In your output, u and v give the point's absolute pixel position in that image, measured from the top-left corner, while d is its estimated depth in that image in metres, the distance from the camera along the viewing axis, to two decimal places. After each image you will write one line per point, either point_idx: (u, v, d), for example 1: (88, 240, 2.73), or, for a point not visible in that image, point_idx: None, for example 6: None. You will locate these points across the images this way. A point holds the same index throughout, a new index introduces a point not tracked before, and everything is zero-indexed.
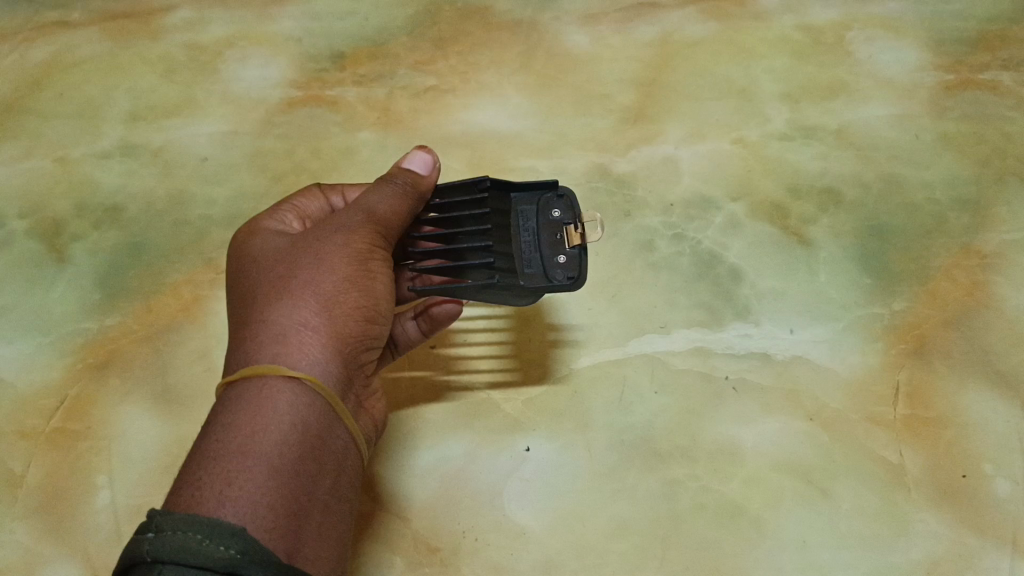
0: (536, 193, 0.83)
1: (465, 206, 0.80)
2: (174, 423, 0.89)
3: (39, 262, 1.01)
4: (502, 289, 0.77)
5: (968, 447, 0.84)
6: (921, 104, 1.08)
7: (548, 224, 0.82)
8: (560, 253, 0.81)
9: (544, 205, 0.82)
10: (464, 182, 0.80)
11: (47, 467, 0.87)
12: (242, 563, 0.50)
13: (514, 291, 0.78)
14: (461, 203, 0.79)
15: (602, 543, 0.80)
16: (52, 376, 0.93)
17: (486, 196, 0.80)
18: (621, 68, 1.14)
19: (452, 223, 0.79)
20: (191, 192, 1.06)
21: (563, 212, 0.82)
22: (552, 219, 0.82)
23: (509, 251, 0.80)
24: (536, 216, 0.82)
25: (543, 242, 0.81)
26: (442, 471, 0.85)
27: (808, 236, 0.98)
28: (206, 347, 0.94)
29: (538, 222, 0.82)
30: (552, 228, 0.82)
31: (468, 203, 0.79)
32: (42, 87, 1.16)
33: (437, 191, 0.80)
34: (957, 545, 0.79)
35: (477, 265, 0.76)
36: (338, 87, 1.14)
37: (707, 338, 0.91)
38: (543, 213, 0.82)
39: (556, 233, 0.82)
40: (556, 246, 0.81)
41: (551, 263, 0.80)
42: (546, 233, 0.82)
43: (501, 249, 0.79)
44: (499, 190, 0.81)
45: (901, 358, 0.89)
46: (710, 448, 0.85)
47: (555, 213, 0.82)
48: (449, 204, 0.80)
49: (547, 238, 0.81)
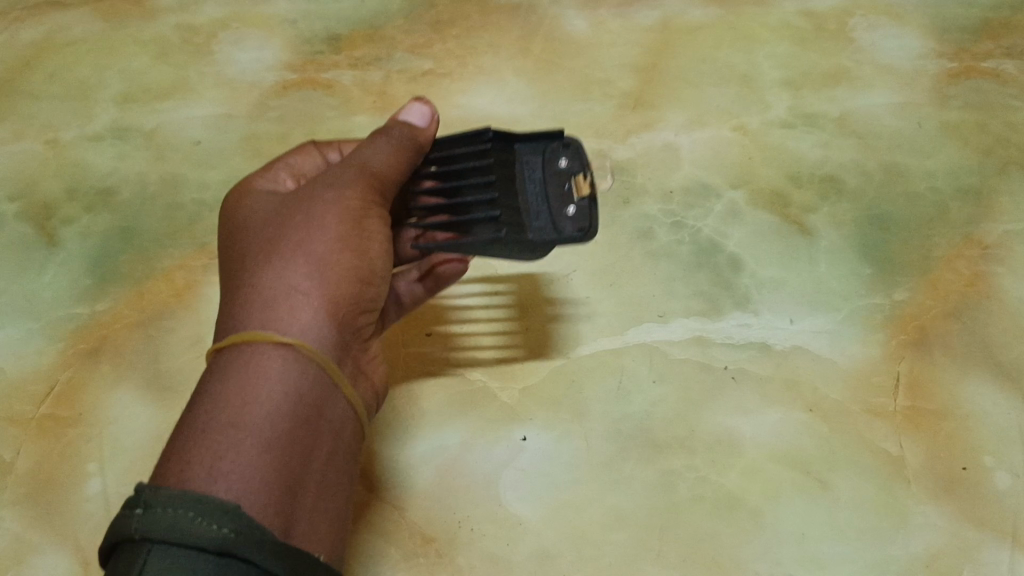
0: (540, 145, 0.79)
1: (468, 158, 0.78)
2: (166, 411, 0.88)
3: (30, 245, 1.00)
4: (509, 242, 0.72)
5: (968, 438, 0.83)
6: (923, 91, 1.07)
7: (555, 175, 0.77)
8: (568, 204, 0.76)
9: (550, 156, 0.78)
10: (467, 134, 0.78)
11: (37, 454, 0.85)
12: (237, 543, 0.50)
13: (522, 245, 0.73)
14: (464, 156, 0.78)
15: (600, 533, 0.79)
16: (43, 361, 0.91)
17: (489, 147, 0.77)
18: (620, 53, 1.13)
19: (456, 176, 0.77)
20: (184, 176, 1.05)
21: (570, 161, 0.78)
22: (559, 170, 0.78)
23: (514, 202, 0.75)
24: (542, 167, 0.78)
25: (551, 192, 0.76)
26: (438, 460, 0.83)
27: (809, 224, 0.97)
28: (199, 334, 0.92)
29: (544, 172, 0.77)
30: (559, 179, 0.77)
31: (471, 155, 0.78)
32: (33, 68, 1.15)
33: (440, 148, 0.80)
34: (957, 538, 0.78)
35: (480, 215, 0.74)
36: (334, 71, 1.13)
37: (707, 327, 0.90)
38: (549, 165, 0.78)
39: (563, 183, 0.77)
40: (564, 198, 0.76)
41: (560, 214, 0.75)
42: (553, 183, 0.77)
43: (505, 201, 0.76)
44: (503, 142, 0.78)
45: (901, 349, 0.88)
46: (708, 439, 0.84)
47: (561, 163, 0.78)
48: (450, 159, 0.78)
49: (554, 188, 0.76)
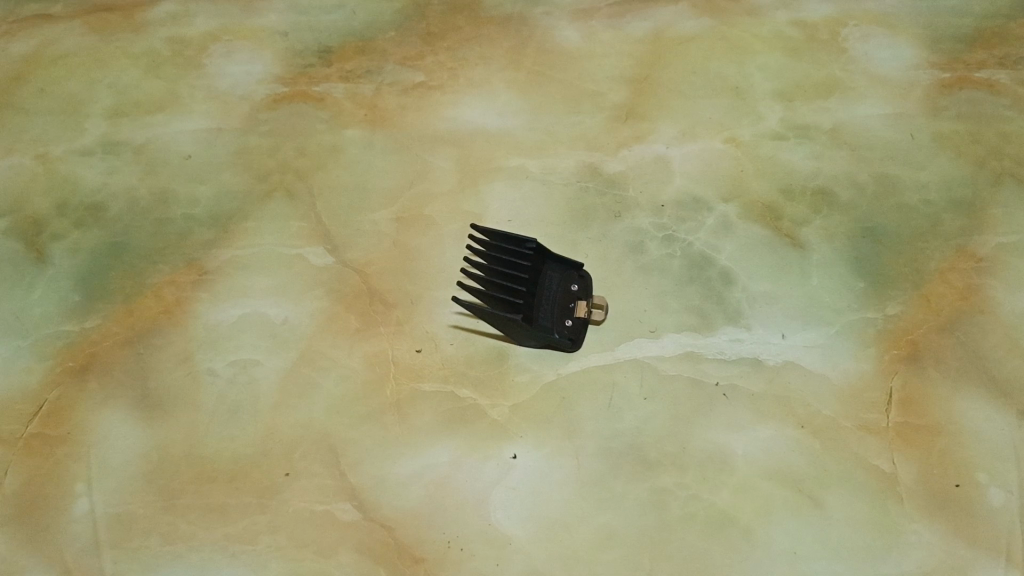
0: (563, 266, 0.93)
1: (511, 256, 0.91)
2: (155, 429, 0.87)
3: (18, 262, 0.99)
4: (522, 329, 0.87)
5: (961, 454, 0.82)
6: (916, 102, 1.07)
7: (565, 294, 0.91)
8: (568, 318, 0.90)
9: (567, 278, 0.92)
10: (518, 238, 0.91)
11: (25, 474, 0.85)
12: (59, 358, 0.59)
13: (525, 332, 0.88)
14: (510, 253, 0.91)
15: (590, 553, 0.78)
16: (31, 379, 0.90)
17: (530, 254, 0.90)
18: (612, 64, 1.13)
19: (496, 259, 0.91)
20: (174, 191, 1.04)
21: (580, 288, 0.92)
22: (570, 291, 0.92)
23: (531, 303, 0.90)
24: (558, 284, 0.92)
25: (557, 307, 0.91)
26: (427, 478, 0.82)
27: (801, 237, 0.97)
28: (188, 351, 0.91)
29: (559, 291, 0.91)
30: (567, 297, 0.91)
31: (513, 251, 0.91)
32: (24, 81, 1.15)
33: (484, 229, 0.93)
34: (951, 556, 0.77)
35: (502, 299, 0.88)
36: (325, 83, 1.13)
37: (698, 342, 0.90)
38: (564, 285, 0.92)
39: (569, 301, 0.91)
40: (566, 311, 0.90)
41: (558, 324, 0.90)
42: (560, 298, 0.91)
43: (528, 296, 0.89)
44: (539, 256, 0.91)
45: (894, 364, 0.88)
46: (699, 456, 0.83)
47: (573, 287, 0.92)
48: (496, 241, 0.92)
49: (560, 304, 0.91)
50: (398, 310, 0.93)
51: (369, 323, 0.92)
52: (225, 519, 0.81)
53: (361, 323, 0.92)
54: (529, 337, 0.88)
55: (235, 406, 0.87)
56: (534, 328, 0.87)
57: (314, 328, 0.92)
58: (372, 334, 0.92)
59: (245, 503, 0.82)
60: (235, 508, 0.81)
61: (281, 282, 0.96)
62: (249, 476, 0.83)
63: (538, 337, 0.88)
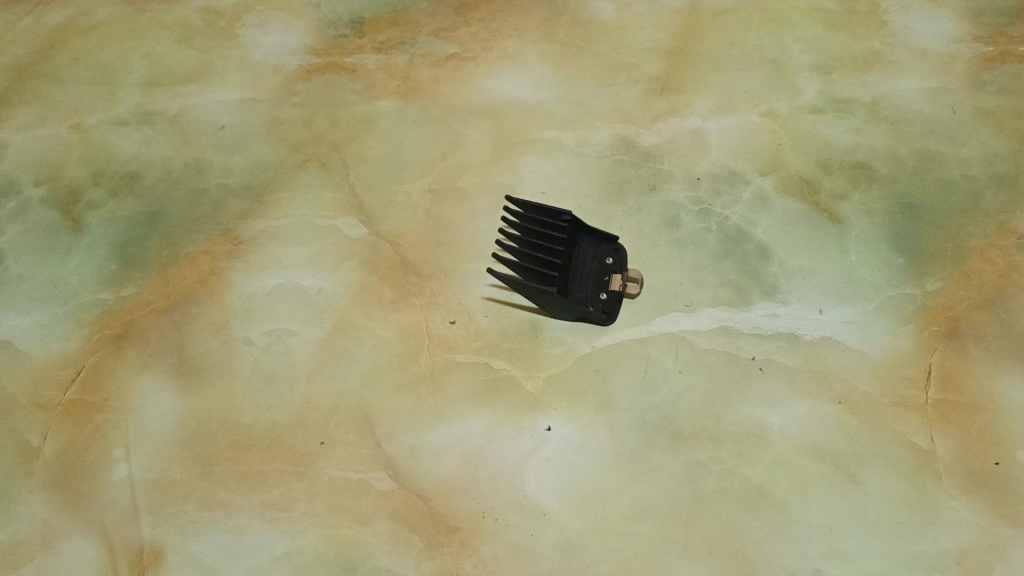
0: (598, 239, 0.92)
1: (545, 229, 0.91)
2: (192, 396, 0.87)
3: (55, 230, 1.00)
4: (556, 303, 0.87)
5: (1001, 432, 0.81)
6: (958, 77, 1.05)
7: (600, 267, 0.91)
8: (603, 292, 0.90)
9: (602, 251, 0.92)
10: (553, 210, 0.91)
11: (64, 439, 0.85)
12: None
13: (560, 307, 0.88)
14: (545, 226, 0.91)
15: (625, 525, 0.78)
16: (69, 345, 0.91)
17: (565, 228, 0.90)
18: (648, 35, 1.11)
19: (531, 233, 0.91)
20: (208, 160, 1.05)
21: (615, 261, 0.92)
22: (604, 264, 0.91)
23: (566, 276, 0.90)
24: (593, 257, 0.92)
25: (591, 280, 0.90)
26: (462, 449, 0.82)
27: (839, 212, 0.96)
28: (224, 320, 0.92)
29: (593, 264, 0.91)
30: (602, 270, 0.91)
31: (548, 223, 0.91)
32: (58, 51, 1.15)
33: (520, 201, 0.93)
34: (989, 534, 0.76)
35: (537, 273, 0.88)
36: (358, 54, 1.12)
37: (733, 317, 0.89)
38: (599, 258, 0.92)
39: (604, 274, 0.91)
40: (601, 285, 0.90)
41: (593, 297, 0.90)
42: (595, 271, 0.91)
43: (563, 269, 0.89)
44: (574, 229, 0.91)
45: (933, 341, 0.87)
46: (735, 430, 0.83)
47: (608, 260, 0.92)
48: (531, 214, 0.92)
49: (595, 277, 0.91)
50: (432, 282, 0.93)
51: (403, 294, 0.92)
52: (262, 486, 0.81)
53: (395, 293, 0.92)
54: (564, 310, 0.88)
55: (271, 375, 0.88)
56: (568, 303, 0.87)
57: (349, 299, 0.92)
58: (406, 305, 0.92)
59: (281, 471, 0.82)
60: (272, 476, 0.82)
61: (316, 253, 0.96)
62: (285, 444, 0.84)
63: (572, 311, 0.88)
